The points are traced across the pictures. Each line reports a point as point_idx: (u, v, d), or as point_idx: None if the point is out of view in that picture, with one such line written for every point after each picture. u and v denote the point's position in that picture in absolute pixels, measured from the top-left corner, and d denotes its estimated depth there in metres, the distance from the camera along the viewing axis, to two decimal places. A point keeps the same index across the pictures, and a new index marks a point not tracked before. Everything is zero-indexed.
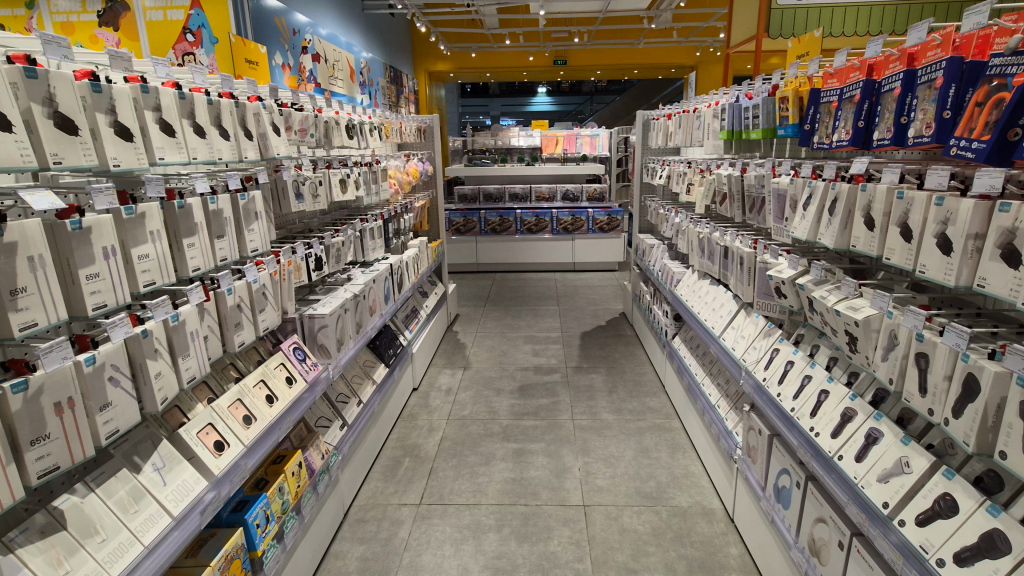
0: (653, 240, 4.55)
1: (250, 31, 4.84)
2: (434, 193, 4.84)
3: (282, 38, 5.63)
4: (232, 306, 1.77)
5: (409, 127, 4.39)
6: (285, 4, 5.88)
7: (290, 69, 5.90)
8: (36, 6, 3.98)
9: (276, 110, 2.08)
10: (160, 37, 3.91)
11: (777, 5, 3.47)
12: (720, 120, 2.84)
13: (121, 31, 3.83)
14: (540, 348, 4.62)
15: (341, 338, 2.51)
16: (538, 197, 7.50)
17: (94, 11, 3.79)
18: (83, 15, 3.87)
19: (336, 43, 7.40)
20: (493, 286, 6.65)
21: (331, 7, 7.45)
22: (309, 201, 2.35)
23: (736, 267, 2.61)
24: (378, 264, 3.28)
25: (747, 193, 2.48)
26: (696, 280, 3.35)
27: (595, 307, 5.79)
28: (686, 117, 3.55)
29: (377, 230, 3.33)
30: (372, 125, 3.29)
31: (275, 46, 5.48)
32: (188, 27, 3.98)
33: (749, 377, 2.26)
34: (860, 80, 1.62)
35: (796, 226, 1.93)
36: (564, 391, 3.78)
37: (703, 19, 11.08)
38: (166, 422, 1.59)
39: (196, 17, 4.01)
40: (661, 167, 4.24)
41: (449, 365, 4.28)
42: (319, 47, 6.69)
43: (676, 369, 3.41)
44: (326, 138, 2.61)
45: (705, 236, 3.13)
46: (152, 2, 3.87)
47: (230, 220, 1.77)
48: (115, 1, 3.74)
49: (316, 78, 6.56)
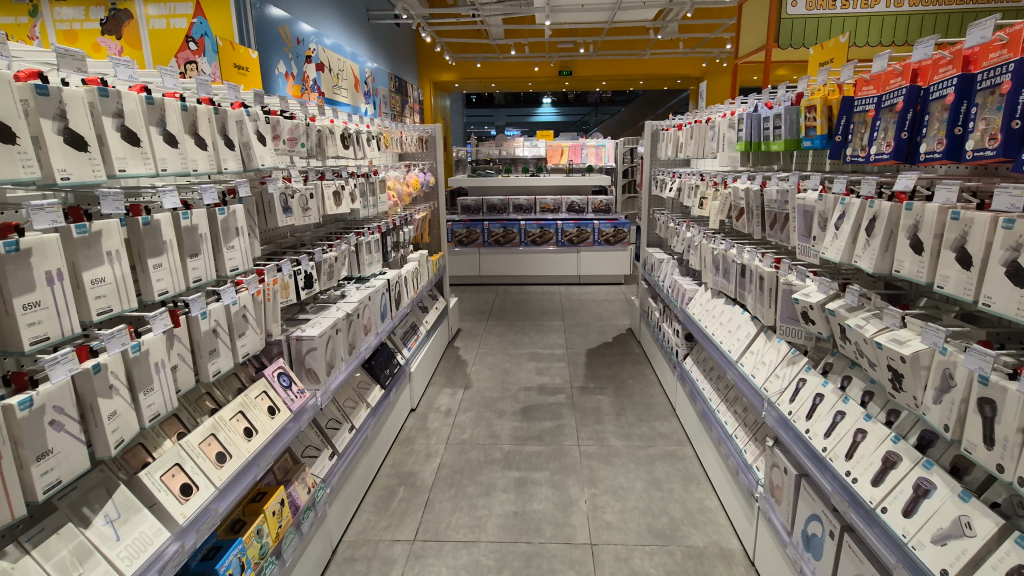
0: (662, 254, 4.38)
1: (253, 40, 4.79)
2: (436, 205, 4.68)
3: (286, 47, 5.54)
4: (206, 332, 1.61)
5: (409, 136, 4.25)
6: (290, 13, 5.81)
7: (294, 78, 5.81)
8: (40, 13, 3.92)
9: (262, 117, 1.92)
10: (161, 46, 3.85)
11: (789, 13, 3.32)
12: (737, 130, 2.68)
13: (124, 40, 3.85)
14: (544, 366, 4.43)
15: (332, 360, 2.35)
16: (542, 208, 7.34)
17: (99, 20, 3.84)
18: (87, 24, 3.90)
19: (341, 52, 7.30)
20: (496, 300, 6.48)
21: (337, 17, 7.38)
22: (298, 215, 2.19)
23: (756, 287, 2.45)
24: (374, 280, 3.12)
25: (768, 208, 2.32)
26: (709, 299, 3.20)
27: (601, 322, 5.61)
28: (698, 128, 3.41)
29: (374, 244, 3.18)
30: (369, 133, 3.14)
31: (279, 55, 5.38)
32: (191, 36, 3.87)
33: (773, 409, 2.09)
34: (902, 86, 1.45)
35: (827, 246, 1.76)
36: (570, 414, 3.60)
37: (709, 31, 10.98)
38: (127, 464, 1.42)
39: (199, 25, 3.90)
40: (670, 179, 4.09)
41: (450, 384, 4.10)
42: (324, 56, 6.59)
43: (688, 393, 3.24)
44: (319, 148, 2.46)
45: (720, 253, 2.96)
46: (154, 11, 3.81)
47: (206, 236, 1.62)
48: (119, 10, 3.76)
49: (320, 88, 6.44)
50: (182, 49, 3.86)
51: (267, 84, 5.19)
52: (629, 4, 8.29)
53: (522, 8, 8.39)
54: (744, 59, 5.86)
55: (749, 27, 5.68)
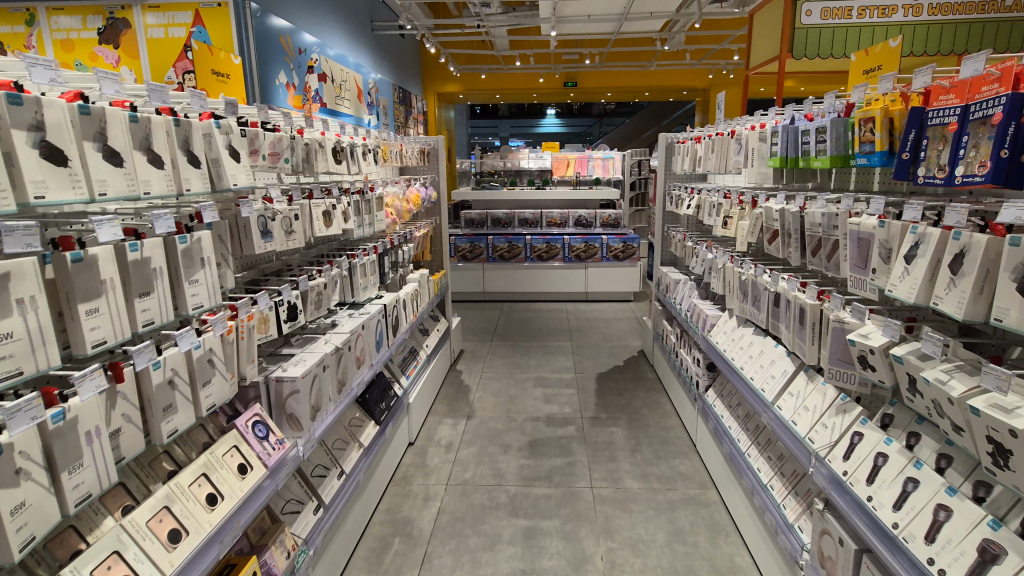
0: (678, 274, 4.12)
1: (252, 51, 4.61)
2: (437, 221, 4.43)
3: (286, 57, 5.32)
4: (158, 385, 1.35)
5: (410, 149, 4.02)
6: (292, 22, 5.60)
7: (295, 89, 5.59)
8: (37, 22, 3.83)
9: (238, 131, 1.68)
10: (160, 56, 3.80)
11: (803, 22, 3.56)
12: (769, 144, 2.42)
13: (122, 49, 3.80)
14: (552, 393, 4.15)
15: (318, 403, 2.08)
16: (548, 222, 7.10)
17: (96, 28, 3.80)
18: (84, 33, 3.83)
19: (344, 63, 7.12)
20: (500, 318, 6.22)
21: (340, 28, 7.23)
22: (280, 239, 1.93)
23: (795, 321, 2.18)
24: (369, 305, 2.87)
25: (809, 232, 2.06)
26: (735, 328, 2.93)
27: (611, 343, 5.33)
28: (720, 141, 3.16)
29: (369, 265, 2.93)
30: (366, 146, 2.89)
31: (278, 65, 5.14)
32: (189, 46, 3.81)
33: (822, 466, 1.83)
34: (1000, 94, 1.19)
35: (893, 282, 1.49)
36: (581, 450, 3.32)
37: (716, 42, 10.80)
38: (51, 555, 1.16)
39: (199, 34, 3.81)
40: (687, 195, 3.84)
41: (451, 413, 3.83)
42: (326, 66, 6.40)
43: (711, 430, 2.97)
44: (307, 163, 2.21)
45: (748, 278, 2.69)
46: (153, 19, 3.74)
47: (159, 270, 1.36)
48: (116, 19, 3.72)
49: (322, 99, 6.25)
50: (181, 58, 3.79)
51: (268, 95, 5.02)
52: (636, 15, 8.12)
53: (527, 19, 8.22)
54: (757, 71, 5.64)
55: (761, 36, 5.46)
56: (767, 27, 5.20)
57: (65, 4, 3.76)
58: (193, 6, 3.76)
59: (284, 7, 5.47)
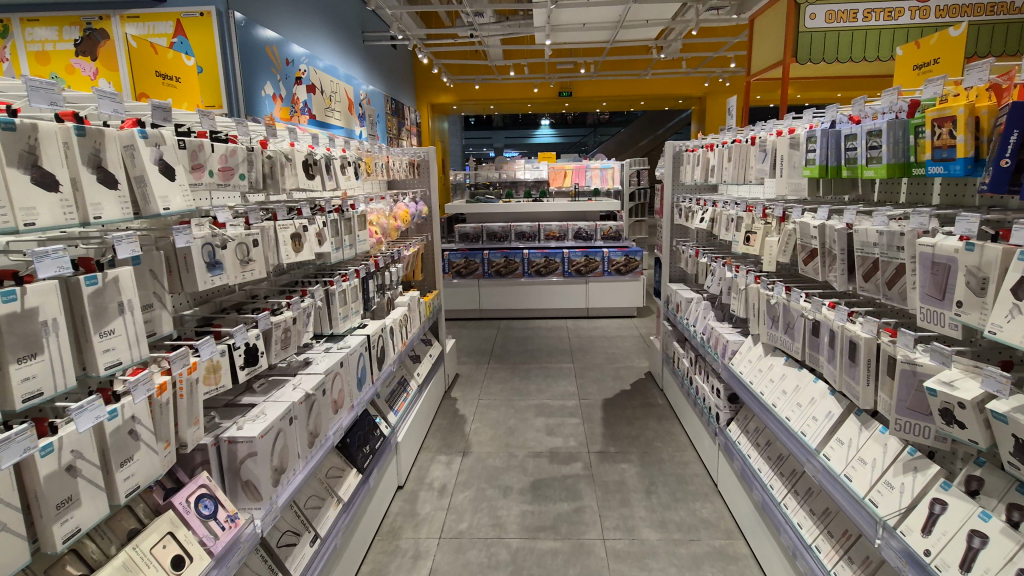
0: (689, 293, 3.81)
1: None
2: (429, 238, 4.11)
3: (273, 68, 5.02)
4: (50, 475, 1.02)
5: (398, 161, 3.71)
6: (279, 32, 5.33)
7: (282, 100, 5.27)
8: (11, 34, 3.52)
9: (174, 142, 1.37)
10: None
11: (806, 27, 3.74)
12: (804, 151, 2.12)
13: (100, 61, 3.52)
14: (555, 424, 3.81)
15: (282, 463, 1.75)
16: (547, 235, 6.78)
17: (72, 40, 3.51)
18: (60, 45, 3.53)
19: (334, 74, 6.84)
20: (498, 338, 5.89)
21: (330, 38, 6.95)
22: (233, 271, 1.61)
23: (844, 358, 1.87)
24: (351, 337, 2.55)
25: (862, 254, 1.75)
26: (761, 357, 2.61)
27: (615, 364, 5.01)
28: (738, 148, 2.87)
29: (351, 292, 2.61)
30: (346, 159, 2.57)
31: (265, 75, 4.84)
32: None
33: (891, 539, 1.50)
34: None
35: (995, 323, 1.19)
36: (589, 492, 2.98)
37: (712, 49, 10.61)
38: None
39: (180, 44, 3.63)
40: (699, 207, 3.55)
41: (445, 449, 3.49)
42: (316, 77, 6.13)
43: (737, 472, 2.65)
44: (270, 180, 1.89)
45: (779, 302, 2.37)
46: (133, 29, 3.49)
47: (52, 324, 1.04)
48: (94, 29, 3.46)
49: (311, 111, 5.95)
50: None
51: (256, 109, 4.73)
52: (632, 23, 7.90)
53: (522, 28, 7.99)
54: (760, 77, 5.39)
55: (763, 41, 5.21)
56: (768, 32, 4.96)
57: (41, 15, 3.46)
58: (175, 15, 3.58)
59: (272, 17, 5.22)
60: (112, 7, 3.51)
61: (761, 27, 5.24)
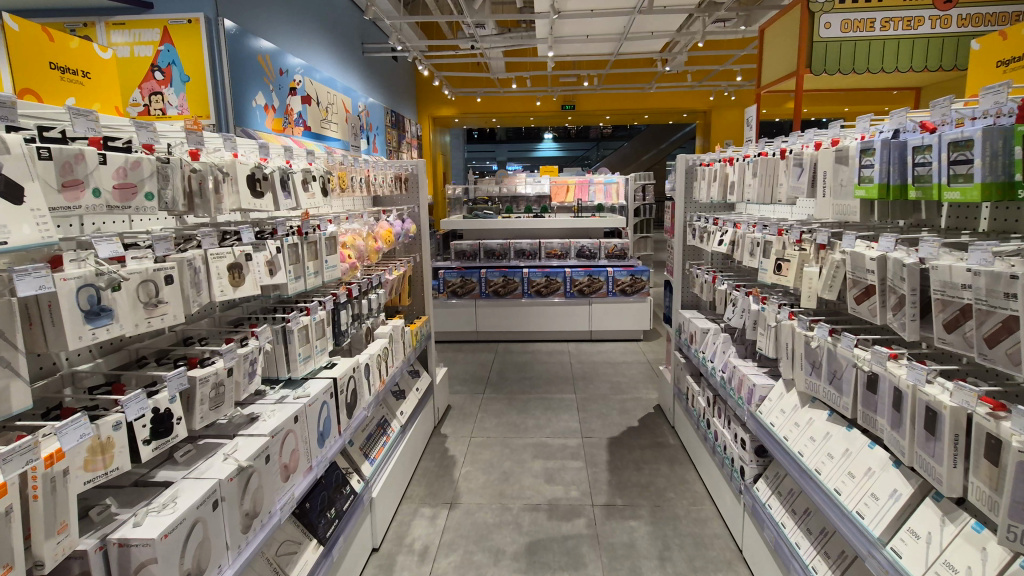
0: (705, 322, 3.43)
1: (228, 77, 3.92)
2: (418, 258, 3.73)
3: (264, 77, 4.66)
4: None
5: (383, 175, 3.36)
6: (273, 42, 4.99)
7: (274, 111, 4.89)
8: None
9: (28, 149, 1.00)
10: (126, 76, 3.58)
11: (821, 37, 3.35)
12: (855, 167, 1.75)
13: None
14: (555, 469, 3.40)
15: (198, 565, 1.35)
16: (548, 253, 6.40)
17: None
18: None
19: (332, 85, 6.52)
20: (495, 363, 5.50)
21: (327, 49, 6.61)
22: (128, 322, 1.23)
23: (918, 428, 1.48)
24: (314, 382, 2.16)
25: (943, 299, 1.37)
26: (795, 407, 2.22)
27: (621, 395, 4.61)
28: (765, 163, 2.50)
29: (316, 328, 2.23)
30: (313, 172, 2.21)
31: (257, 85, 4.48)
32: (157, 65, 3.61)
33: None
34: None
35: None
36: (594, 558, 2.57)
37: (718, 63, 10.34)
38: None
39: (166, 52, 3.63)
40: (717, 228, 3.18)
41: (431, 499, 3.09)
42: (311, 88, 5.77)
43: (770, 544, 2.24)
44: (198, 201, 1.53)
45: (821, 346, 1.98)
46: (118, 37, 3.51)
47: None
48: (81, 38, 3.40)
49: (306, 122, 5.60)
50: (147, 79, 3.61)
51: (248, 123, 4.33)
52: (636, 35, 7.58)
53: (524, 39, 7.70)
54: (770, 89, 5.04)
55: (774, 53, 4.87)
56: (782, 41, 4.56)
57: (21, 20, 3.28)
58: (161, 22, 3.60)
59: (265, 25, 4.88)
60: (98, 13, 3.48)
61: (770, 37, 4.91)
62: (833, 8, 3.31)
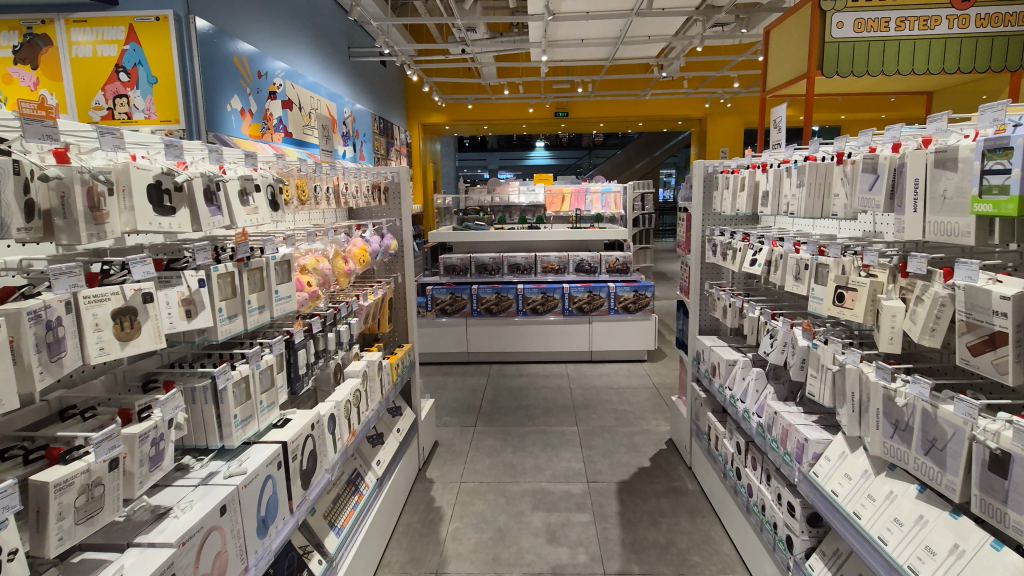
0: (730, 351, 2.98)
1: (200, 77, 3.43)
2: (400, 278, 3.25)
3: (241, 79, 4.17)
4: None
5: (358, 183, 2.89)
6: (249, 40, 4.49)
7: (251, 116, 4.40)
8: None
9: None
10: (87, 77, 3.09)
11: (833, 38, 2.94)
12: (971, 175, 1.31)
13: (43, 70, 3.03)
14: (559, 524, 2.92)
15: None
16: (544, 267, 5.94)
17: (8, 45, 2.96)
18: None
19: (315, 90, 6.04)
20: (488, 390, 5.01)
21: (310, 51, 6.12)
22: None
23: None
24: (257, 449, 1.68)
25: None
26: (868, 476, 1.78)
27: (628, 427, 4.15)
28: (815, 168, 2.06)
29: (261, 377, 1.75)
30: (258, 179, 1.74)
31: (231, 87, 3.99)
32: (122, 66, 3.12)
33: None
34: None
35: None
36: None
37: (714, 69, 10.01)
38: None
39: (132, 53, 3.13)
40: (745, 244, 2.73)
41: (413, 568, 2.60)
42: (293, 93, 5.29)
43: None
44: (58, 223, 1.06)
45: (913, 406, 1.54)
46: (78, 34, 3.03)
47: None
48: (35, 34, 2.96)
49: (287, 128, 5.10)
50: (110, 81, 3.11)
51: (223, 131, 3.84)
52: (633, 39, 7.19)
53: (515, 43, 7.28)
54: (775, 95, 4.62)
55: (778, 58, 4.45)
56: (788, 43, 4.14)
57: None
58: (126, 19, 3.09)
59: (242, 22, 4.39)
60: (57, 9, 3.00)
61: (775, 39, 4.48)
62: (846, 6, 2.90)
